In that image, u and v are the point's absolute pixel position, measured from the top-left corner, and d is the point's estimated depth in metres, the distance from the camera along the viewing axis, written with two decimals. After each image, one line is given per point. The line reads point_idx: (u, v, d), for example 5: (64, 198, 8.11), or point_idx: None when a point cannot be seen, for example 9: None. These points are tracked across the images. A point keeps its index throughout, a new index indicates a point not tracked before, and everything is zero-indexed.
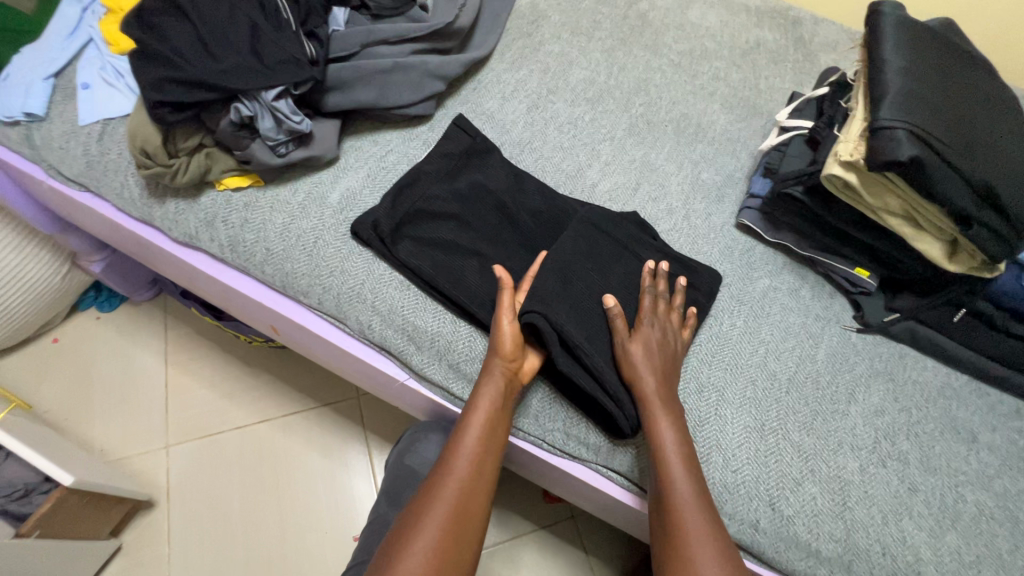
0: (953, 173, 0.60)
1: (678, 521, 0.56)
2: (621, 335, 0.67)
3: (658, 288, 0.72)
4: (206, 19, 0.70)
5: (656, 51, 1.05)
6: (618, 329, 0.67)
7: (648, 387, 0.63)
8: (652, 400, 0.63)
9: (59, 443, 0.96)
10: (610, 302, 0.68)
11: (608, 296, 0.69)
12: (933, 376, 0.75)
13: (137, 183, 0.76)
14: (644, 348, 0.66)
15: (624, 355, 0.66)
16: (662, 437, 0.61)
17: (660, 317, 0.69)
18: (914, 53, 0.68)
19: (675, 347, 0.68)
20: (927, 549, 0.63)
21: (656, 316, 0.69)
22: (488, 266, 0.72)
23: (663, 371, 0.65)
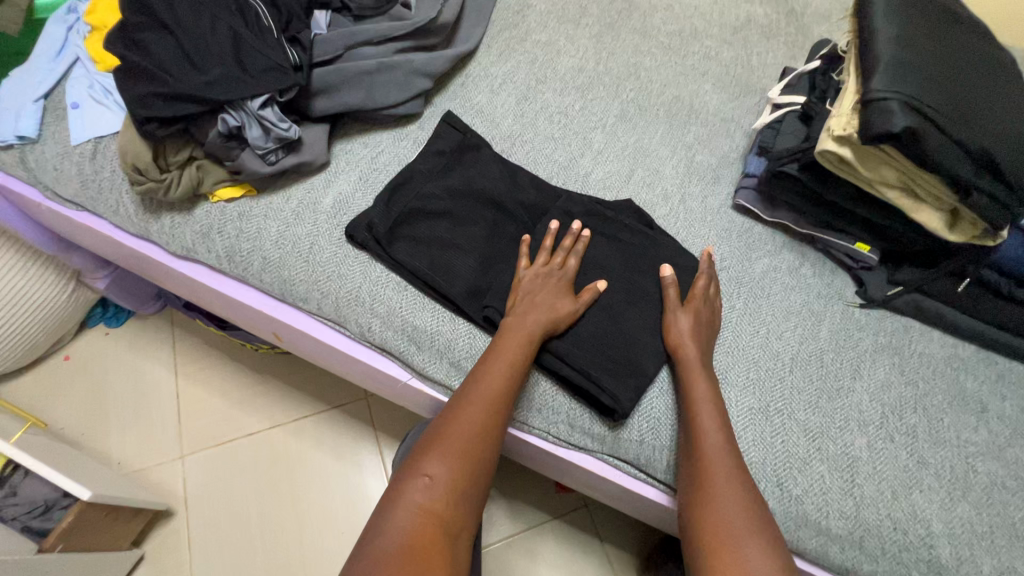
0: (949, 142, 0.59)
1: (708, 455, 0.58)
2: (674, 304, 0.69)
3: (574, 248, 0.72)
4: (187, 31, 0.70)
5: (645, 34, 1.03)
6: (672, 299, 0.69)
7: (690, 352, 0.65)
8: (693, 362, 0.65)
9: (75, 458, 0.98)
10: (667, 272, 0.71)
11: (665, 266, 0.72)
12: (939, 347, 0.74)
13: (132, 199, 0.77)
14: (693, 318, 0.68)
15: (671, 321, 0.68)
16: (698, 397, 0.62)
17: (710, 297, 0.71)
18: (905, 20, 0.66)
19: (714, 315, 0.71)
20: (939, 522, 0.63)
21: (708, 296, 0.71)
22: (484, 261, 0.72)
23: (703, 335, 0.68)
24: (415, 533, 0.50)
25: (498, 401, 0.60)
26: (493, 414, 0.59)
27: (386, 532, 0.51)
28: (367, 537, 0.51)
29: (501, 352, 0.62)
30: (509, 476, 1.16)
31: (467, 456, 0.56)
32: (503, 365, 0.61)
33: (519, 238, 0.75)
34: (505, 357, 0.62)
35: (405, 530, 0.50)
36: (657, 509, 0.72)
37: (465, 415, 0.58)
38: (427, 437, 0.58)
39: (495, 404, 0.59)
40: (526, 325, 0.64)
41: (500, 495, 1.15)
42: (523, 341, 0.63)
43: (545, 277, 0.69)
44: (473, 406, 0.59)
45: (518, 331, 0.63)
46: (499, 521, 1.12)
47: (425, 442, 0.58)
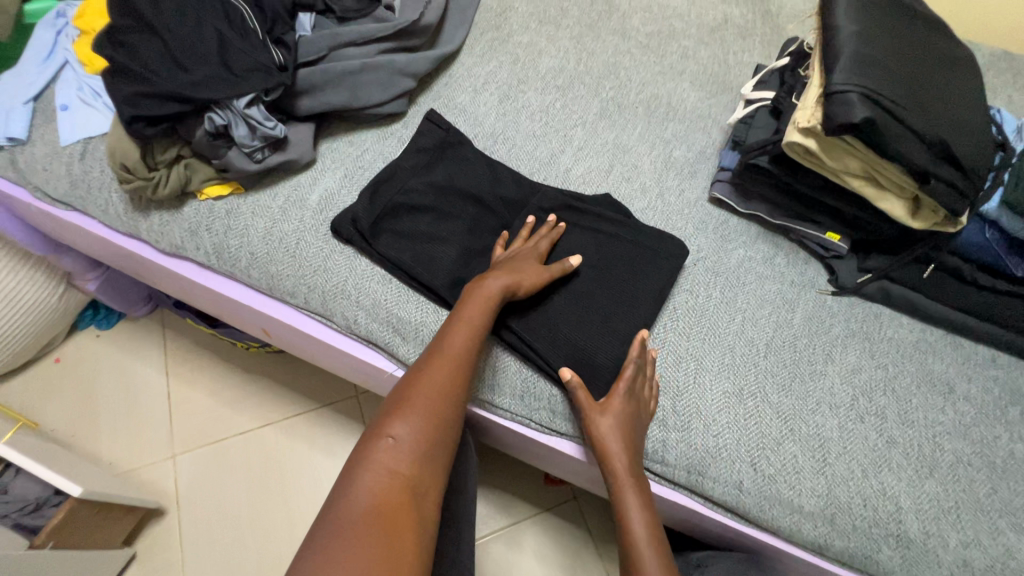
0: (907, 132, 0.62)
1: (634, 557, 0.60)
2: (591, 408, 0.65)
3: (548, 235, 0.74)
4: (174, 33, 0.71)
5: (625, 34, 1.06)
6: (586, 404, 0.65)
7: (617, 466, 0.63)
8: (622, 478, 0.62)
9: (66, 458, 0.98)
10: (567, 375, 0.66)
11: (563, 368, 0.67)
12: (909, 332, 0.77)
13: (121, 199, 0.78)
14: (615, 422, 0.63)
15: (592, 427, 0.64)
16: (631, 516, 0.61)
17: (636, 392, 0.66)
18: (866, 17, 0.69)
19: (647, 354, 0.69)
20: (907, 498, 0.65)
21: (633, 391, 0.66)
22: (466, 254, 0.74)
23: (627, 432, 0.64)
24: (384, 490, 0.52)
25: (462, 365, 0.62)
26: (456, 378, 0.62)
27: (355, 491, 0.51)
28: (333, 500, 0.52)
29: (459, 320, 0.64)
30: (499, 471, 1.18)
31: (433, 416, 0.58)
32: (467, 332, 0.64)
33: (501, 231, 0.78)
34: (468, 325, 0.64)
35: (375, 489, 0.52)
36: None
37: (431, 380, 0.60)
38: (392, 402, 0.60)
39: (457, 369, 0.62)
40: (488, 284, 0.66)
41: (490, 489, 1.16)
42: (485, 305, 0.65)
43: (515, 258, 0.71)
44: (435, 370, 0.61)
45: (481, 295, 0.65)
46: (489, 514, 1.14)
47: (391, 405, 0.59)
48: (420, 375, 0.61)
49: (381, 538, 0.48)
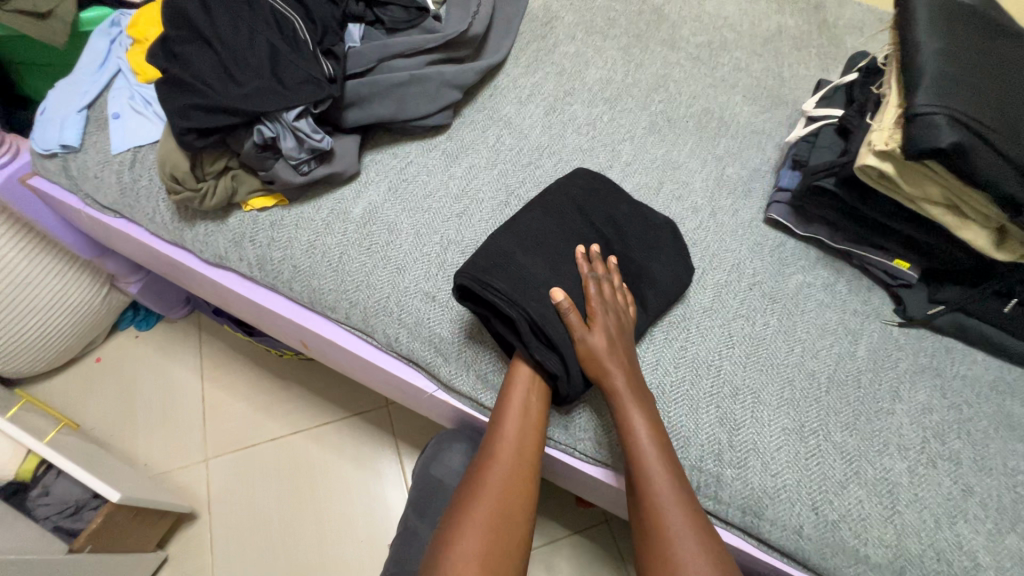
0: (999, 159, 0.57)
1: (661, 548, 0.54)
2: (579, 329, 0.64)
3: (597, 271, 0.69)
4: (225, 43, 0.71)
5: (674, 45, 1.03)
6: (576, 324, 0.64)
7: (620, 387, 0.61)
8: (624, 395, 0.61)
9: (103, 459, 0.99)
10: (559, 296, 0.64)
11: (556, 290, 0.65)
12: (984, 370, 0.72)
13: (168, 208, 0.78)
14: (607, 338, 0.64)
15: (585, 349, 0.63)
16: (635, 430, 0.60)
17: (612, 302, 0.67)
18: (950, 32, 0.64)
19: (628, 330, 0.67)
20: (986, 554, 0.60)
21: (606, 303, 0.67)
22: (525, 260, 0.68)
23: (630, 365, 0.64)
24: None
25: (522, 441, 0.61)
26: (512, 488, 0.59)
27: None
28: None
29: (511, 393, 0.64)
30: None
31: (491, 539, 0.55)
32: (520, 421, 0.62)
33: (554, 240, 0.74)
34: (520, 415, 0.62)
35: None
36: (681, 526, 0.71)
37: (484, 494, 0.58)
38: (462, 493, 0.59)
39: (520, 445, 0.61)
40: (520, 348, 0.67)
41: None
42: (517, 373, 0.65)
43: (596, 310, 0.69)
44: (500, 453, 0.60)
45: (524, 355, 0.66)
46: None
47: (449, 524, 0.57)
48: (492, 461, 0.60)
49: None
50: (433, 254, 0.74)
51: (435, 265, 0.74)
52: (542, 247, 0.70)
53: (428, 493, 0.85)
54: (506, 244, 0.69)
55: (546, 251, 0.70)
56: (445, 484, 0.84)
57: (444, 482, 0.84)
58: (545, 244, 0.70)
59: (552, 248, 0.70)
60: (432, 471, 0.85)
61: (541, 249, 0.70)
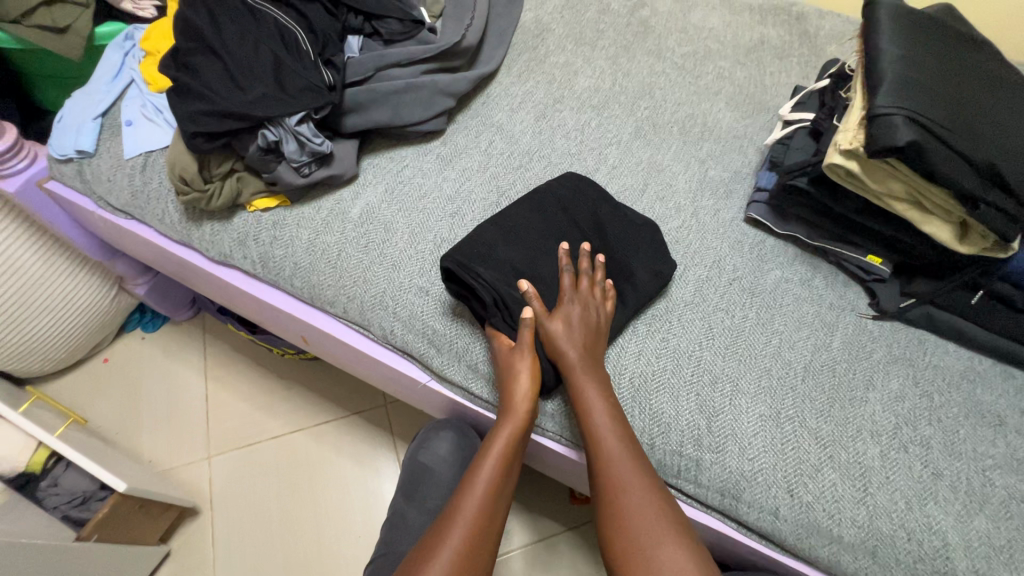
0: (954, 156, 0.60)
1: (623, 529, 0.59)
2: (541, 317, 0.68)
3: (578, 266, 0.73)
4: (232, 54, 0.76)
5: (660, 55, 1.08)
6: (538, 312, 0.69)
7: (573, 363, 0.66)
8: (575, 369, 0.66)
9: (108, 453, 1.03)
10: (525, 286, 0.68)
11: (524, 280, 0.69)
12: (955, 360, 0.74)
13: (176, 208, 0.82)
14: (564, 324, 0.68)
15: (545, 334, 0.68)
16: (588, 400, 0.65)
17: (581, 293, 0.71)
18: (911, 39, 0.69)
19: (598, 319, 0.70)
20: (955, 534, 0.63)
21: (576, 294, 0.70)
22: (500, 258, 0.72)
23: (590, 346, 0.68)
24: None
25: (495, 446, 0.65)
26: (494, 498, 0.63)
27: None
28: None
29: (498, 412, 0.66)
30: (524, 486, 1.17)
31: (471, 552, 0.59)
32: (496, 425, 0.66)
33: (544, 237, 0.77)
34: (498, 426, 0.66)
35: None
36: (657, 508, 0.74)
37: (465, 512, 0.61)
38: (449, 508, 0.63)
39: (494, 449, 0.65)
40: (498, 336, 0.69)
41: (514, 504, 1.15)
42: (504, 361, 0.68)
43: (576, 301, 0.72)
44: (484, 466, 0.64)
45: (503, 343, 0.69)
46: (512, 531, 1.13)
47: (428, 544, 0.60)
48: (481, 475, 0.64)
49: None
50: (427, 251, 0.78)
51: (428, 261, 0.78)
52: (521, 245, 0.74)
53: (417, 478, 0.89)
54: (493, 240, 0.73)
55: (523, 248, 0.74)
56: (432, 470, 0.88)
57: (432, 468, 0.88)
58: (526, 241, 0.75)
59: (530, 246, 0.75)
60: (420, 458, 0.88)
61: (527, 245, 0.74)
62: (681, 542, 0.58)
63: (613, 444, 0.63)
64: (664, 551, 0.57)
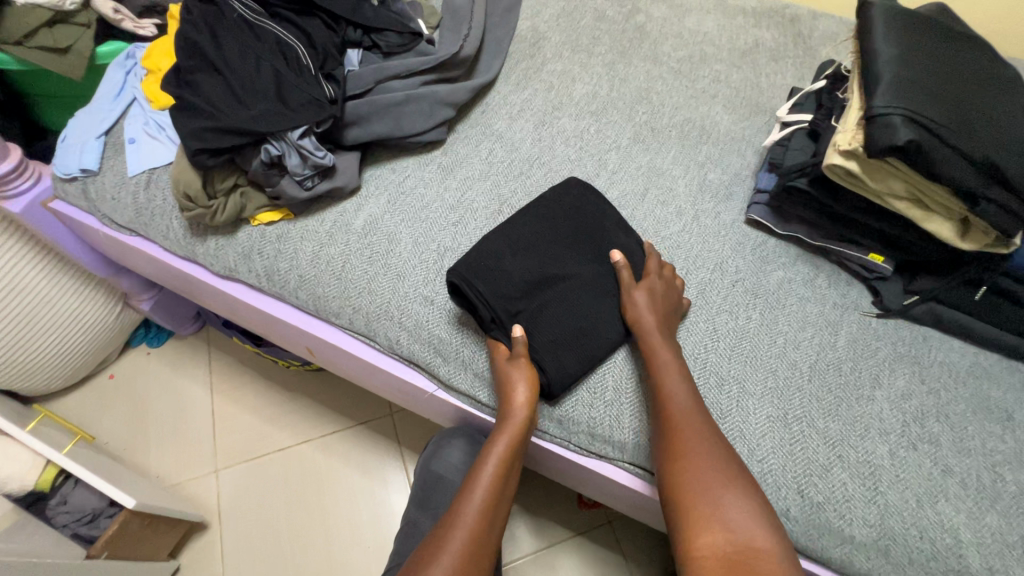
0: (954, 154, 0.61)
1: (687, 475, 0.58)
2: (629, 283, 0.74)
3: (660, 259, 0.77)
4: (233, 70, 0.76)
5: (656, 60, 1.08)
6: (626, 279, 0.74)
7: (649, 326, 0.69)
8: (651, 330, 0.69)
9: (115, 470, 1.03)
10: (617, 256, 0.75)
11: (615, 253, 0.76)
12: (961, 357, 0.75)
13: (181, 224, 0.83)
14: (648, 292, 0.72)
15: (627, 297, 0.73)
16: (662, 359, 0.68)
17: (666, 275, 0.75)
18: (905, 40, 0.69)
19: (678, 301, 0.74)
20: (967, 531, 0.63)
21: (663, 274, 0.75)
22: (510, 265, 0.73)
23: (665, 318, 0.71)
24: None
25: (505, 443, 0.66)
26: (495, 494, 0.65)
27: None
28: None
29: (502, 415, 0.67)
30: (532, 493, 1.17)
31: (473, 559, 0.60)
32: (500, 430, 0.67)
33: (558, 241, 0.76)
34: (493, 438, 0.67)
35: None
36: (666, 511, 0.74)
37: (472, 504, 0.64)
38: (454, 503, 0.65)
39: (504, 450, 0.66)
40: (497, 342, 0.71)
41: (522, 511, 1.15)
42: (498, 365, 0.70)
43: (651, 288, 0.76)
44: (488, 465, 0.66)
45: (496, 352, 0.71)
46: (520, 539, 1.13)
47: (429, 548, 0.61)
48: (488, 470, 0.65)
49: None
50: (431, 260, 0.79)
51: (432, 271, 0.78)
52: (530, 252, 0.75)
53: (430, 487, 0.89)
54: (495, 249, 0.74)
55: (534, 255, 0.75)
56: (444, 479, 0.87)
57: (445, 477, 0.87)
58: (535, 248, 0.75)
59: (541, 252, 0.75)
60: (432, 467, 0.88)
61: (530, 252, 0.75)
62: (745, 488, 0.57)
63: (682, 397, 0.64)
64: (727, 493, 0.56)
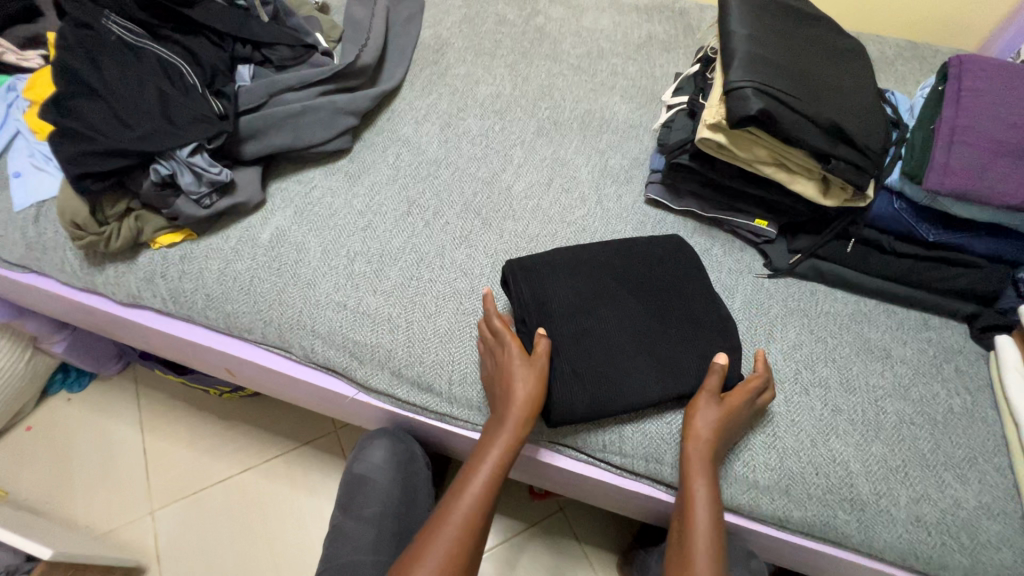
0: (802, 120, 0.67)
1: None
2: (711, 392, 0.67)
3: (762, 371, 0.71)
4: (115, 94, 0.75)
5: (556, 58, 1.13)
6: (712, 385, 0.67)
7: (704, 447, 0.64)
8: (697, 456, 0.64)
9: (32, 524, 0.97)
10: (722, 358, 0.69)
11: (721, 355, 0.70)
12: (844, 305, 0.81)
13: (76, 255, 0.80)
14: (725, 408, 0.66)
15: (698, 406, 0.66)
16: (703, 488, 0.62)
17: (756, 387, 0.68)
18: (756, 20, 0.75)
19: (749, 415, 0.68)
20: (856, 462, 0.68)
21: (753, 386, 0.68)
22: (562, 283, 0.74)
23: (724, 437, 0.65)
24: None
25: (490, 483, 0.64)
26: (474, 526, 0.62)
27: None
28: None
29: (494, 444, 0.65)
30: None
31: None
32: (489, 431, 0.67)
33: (592, 259, 0.77)
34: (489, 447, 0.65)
35: None
36: (592, 484, 0.77)
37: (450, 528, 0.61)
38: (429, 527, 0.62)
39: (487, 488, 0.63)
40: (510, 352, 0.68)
41: None
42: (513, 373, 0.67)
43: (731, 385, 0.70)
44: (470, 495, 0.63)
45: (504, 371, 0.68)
46: None
47: (413, 551, 0.60)
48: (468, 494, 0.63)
49: None
50: (341, 266, 0.79)
51: (343, 276, 0.78)
52: (581, 279, 0.75)
53: (353, 489, 0.88)
54: (548, 266, 0.75)
55: (585, 280, 0.75)
56: (367, 480, 0.87)
57: (367, 477, 0.87)
58: (586, 271, 0.75)
59: (593, 279, 0.75)
60: (354, 469, 0.88)
61: (584, 275, 0.75)
62: None
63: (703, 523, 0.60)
64: None
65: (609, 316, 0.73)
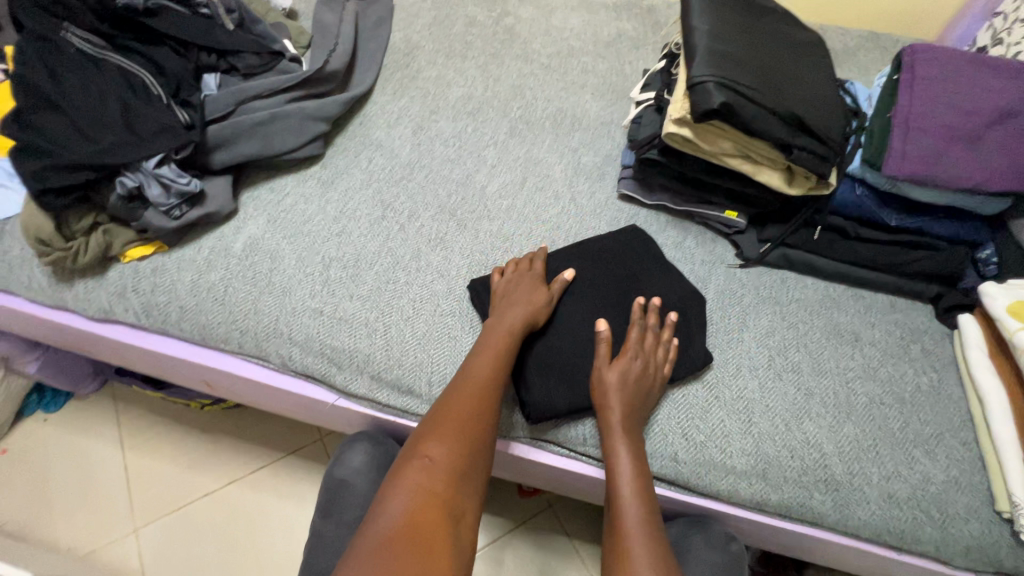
0: (763, 111, 0.69)
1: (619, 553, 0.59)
2: (603, 362, 0.70)
3: (649, 322, 0.74)
4: (77, 107, 0.74)
5: (527, 58, 1.14)
6: (602, 355, 0.70)
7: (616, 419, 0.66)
8: (616, 426, 0.66)
9: (10, 548, 0.95)
10: (601, 327, 0.72)
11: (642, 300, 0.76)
12: (814, 292, 0.83)
13: (44, 272, 0.79)
14: (621, 377, 0.68)
15: (599, 378, 0.69)
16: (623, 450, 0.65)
17: (647, 349, 0.71)
18: (717, 15, 0.77)
19: (653, 384, 0.70)
20: (829, 443, 0.70)
21: (642, 349, 0.71)
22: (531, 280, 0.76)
23: (635, 407, 0.67)
24: (412, 507, 0.54)
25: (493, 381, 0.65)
26: (480, 414, 0.62)
27: (384, 510, 0.54)
28: (369, 518, 0.54)
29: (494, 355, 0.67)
30: None
31: (450, 467, 0.58)
32: (459, 372, 0.66)
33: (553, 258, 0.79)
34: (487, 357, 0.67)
35: (405, 507, 0.53)
36: (574, 479, 0.77)
37: (454, 416, 0.61)
38: (425, 422, 0.62)
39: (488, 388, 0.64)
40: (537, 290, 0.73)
41: None
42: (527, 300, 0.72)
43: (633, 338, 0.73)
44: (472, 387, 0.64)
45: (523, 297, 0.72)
46: None
47: (413, 441, 0.60)
48: (476, 385, 0.64)
49: (410, 548, 0.50)
50: (316, 272, 0.79)
51: (319, 282, 0.78)
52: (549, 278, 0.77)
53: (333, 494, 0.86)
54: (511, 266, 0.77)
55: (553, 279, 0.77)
56: (351, 487, 0.86)
57: (350, 483, 0.86)
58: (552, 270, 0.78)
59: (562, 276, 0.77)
60: (335, 473, 0.86)
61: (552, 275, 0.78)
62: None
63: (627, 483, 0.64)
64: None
65: (575, 313, 0.75)
